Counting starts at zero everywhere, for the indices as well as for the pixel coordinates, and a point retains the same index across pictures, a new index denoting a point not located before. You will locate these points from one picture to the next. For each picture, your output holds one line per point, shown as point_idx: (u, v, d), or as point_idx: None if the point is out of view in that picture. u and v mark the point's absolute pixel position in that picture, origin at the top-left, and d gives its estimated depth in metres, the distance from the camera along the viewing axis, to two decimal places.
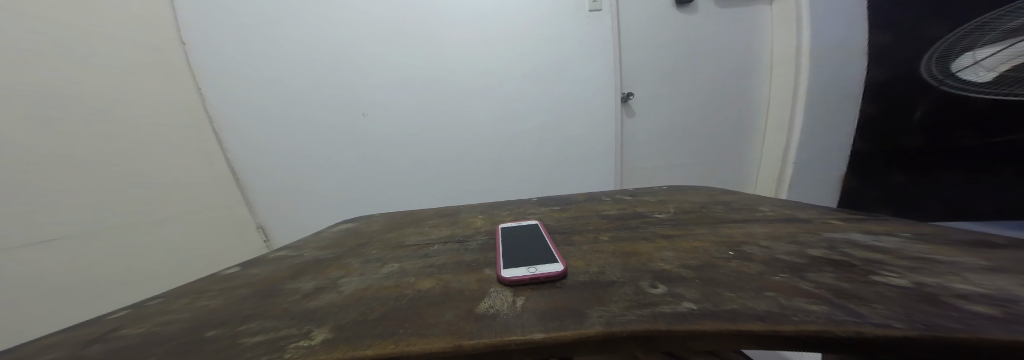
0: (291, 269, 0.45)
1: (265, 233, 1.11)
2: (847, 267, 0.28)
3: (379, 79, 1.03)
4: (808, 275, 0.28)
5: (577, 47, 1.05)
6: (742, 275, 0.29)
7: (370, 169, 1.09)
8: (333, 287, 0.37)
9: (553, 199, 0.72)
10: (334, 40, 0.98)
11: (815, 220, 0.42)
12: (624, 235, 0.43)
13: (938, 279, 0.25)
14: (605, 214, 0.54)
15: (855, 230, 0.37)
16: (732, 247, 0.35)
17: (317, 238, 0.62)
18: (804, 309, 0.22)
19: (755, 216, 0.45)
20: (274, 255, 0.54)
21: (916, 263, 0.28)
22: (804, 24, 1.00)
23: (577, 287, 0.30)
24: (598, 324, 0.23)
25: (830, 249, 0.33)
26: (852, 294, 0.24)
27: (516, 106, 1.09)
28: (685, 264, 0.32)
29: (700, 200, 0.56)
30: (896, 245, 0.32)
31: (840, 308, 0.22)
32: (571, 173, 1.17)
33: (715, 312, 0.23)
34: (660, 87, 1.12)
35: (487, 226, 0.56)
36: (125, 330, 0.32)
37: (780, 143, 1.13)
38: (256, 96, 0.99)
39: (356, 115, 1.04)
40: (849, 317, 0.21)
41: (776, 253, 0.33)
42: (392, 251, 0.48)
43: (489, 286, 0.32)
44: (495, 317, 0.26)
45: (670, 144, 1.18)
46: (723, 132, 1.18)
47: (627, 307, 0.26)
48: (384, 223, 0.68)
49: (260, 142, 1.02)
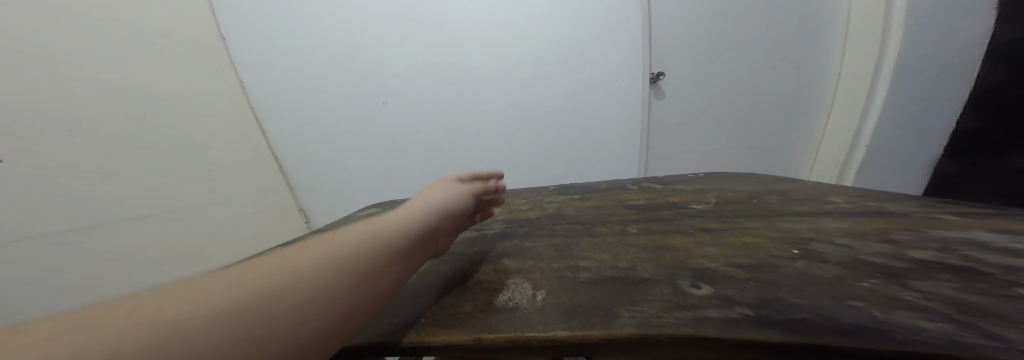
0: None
1: (306, 215, 1.19)
2: (971, 275, 0.21)
3: (397, 66, 1.02)
4: (913, 283, 0.21)
5: (604, 25, 0.98)
6: (816, 278, 0.22)
7: (392, 157, 1.12)
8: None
9: (577, 187, 0.68)
10: (347, 25, 0.97)
11: (912, 216, 0.35)
12: (656, 227, 0.37)
13: None
14: (631, 204, 0.51)
15: (976, 229, 0.30)
16: (798, 245, 0.28)
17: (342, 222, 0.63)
18: (908, 325, 0.16)
19: (821, 208, 0.38)
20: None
21: None
22: None
23: (606, 282, 0.26)
24: (630, 325, 0.19)
25: (942, 251, 0.25)
26: (986, 311, 0.17)
27: (534, 92, 1.05)
28: (735, 263, 0.26)
29: (747, 190, 0.50)
30: None
31: (968, 328, 0.15)
32: (592, 163, 1.13)
33: (780, 321, 0.17)
34: (696, 67, 1.02)
35: (505, 213, 0.53)
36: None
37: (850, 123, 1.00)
38: (283, 87, 1.03)
39: (378, 104, 1.05)
40: (983, 341, 0.14)
41: (860, 254, 0.26)
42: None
43: (508, 277, 0.30)
44: (514, 309, 0.24)
45: (706, 129, 1.09)
46: (770, 116, 1.06)
47: (664, 309, 0.20)
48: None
49: (290, 131, 1.07)
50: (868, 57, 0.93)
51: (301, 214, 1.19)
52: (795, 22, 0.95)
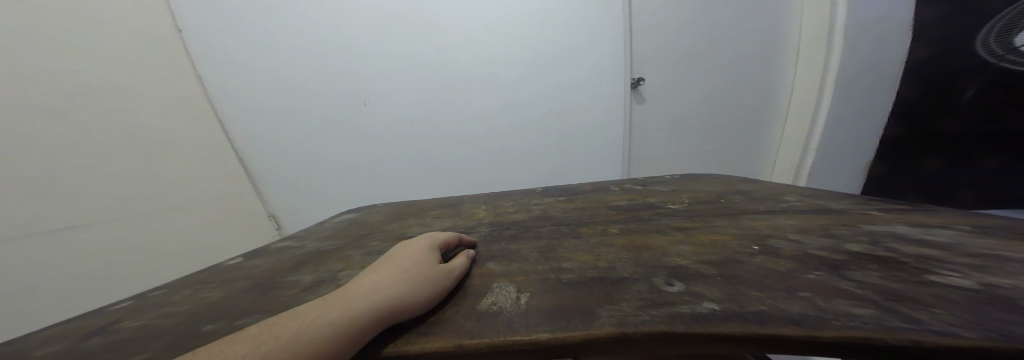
0: (291, 260, 0.44)
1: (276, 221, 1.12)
2: (893, 265, 0.24)
3: (382, 69, 1.00)
4: (849, 273, 0.23)
5: (589, 31, 1.02)
6: (771, 272, 0.24)
7: (377, 162, 1.09)
8: (334, 280, 0.34)
9: (559, 190, 0.69)
10: (327, 27, 0.95)
11: (854, 213, 0.38)
12: (636, 227, 0.39)
13: (1008, 279, 0.21)
14: (615, 204, 0.52)
15: (900, 223, 0.33)
16: (757, 241, 0.30)
17: (319, 229, 0.61)
18: (844, 312, 0.18)
19: (779, 206, 0.41)
20: (275, 246, 0.54)
21: (979, 260, 0.24)
22: (838, 6, 0.93)
23: (587, 284, 0.27)
24: (608, 325, 0.20)
25: (871, 244, 0.28)
26: (906, 296, 0.19)
27: (523, 94, 1.07)
28: (706, 260, 0.27)
29: (717, 190, 0.53)
30: (955, 240, 0.28)
31: (892, 312, 0.17)
32: (580, 164, 1.16)
33: (740, 313, 0.19)
34: (673, 71, 1.07)
35: (492, 216, 0.53)
36: (124, 323, 0.32)
37: (800, 127, 1.08)
38: (262, 91, 0.98)
39: (358, 105, 1.03)
40: (904, 323, 0.16)
41: (807, 248, 0.28)
42: (397, 242, 0.45)
43: (493, 280, 0.30)
44: (497, 314, 0.24)
45: (681, 132, 1.14)
46: (737, 117, 1.13)
47: (641, 307, 0.21)
48: (385, 212, 0.67)
49: (261, 136, 1.02)
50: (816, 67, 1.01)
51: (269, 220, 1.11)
52: (755, 33, 1.03)
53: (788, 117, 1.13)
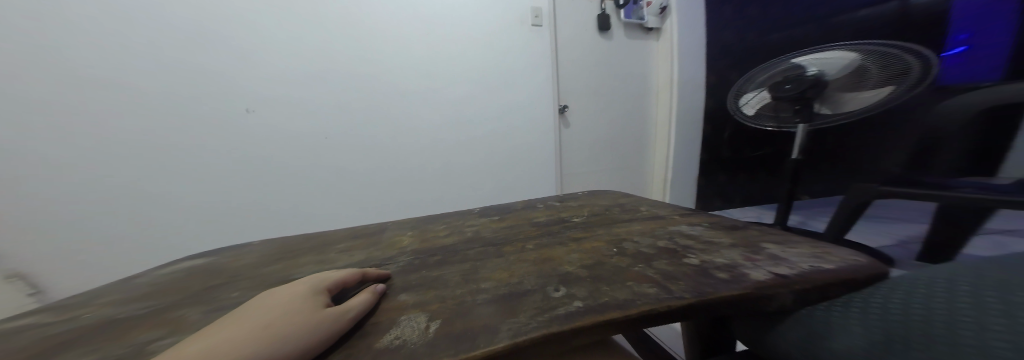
0: (55, 340, 0.34)
1: (27, 283, 0.83)
2: (676, 254, 0.33)
3: (309, 88, 0.94)
4: (654, 263, 0.31)
5: (525, 60, 1.13)
6: (619, 269, 0.30)
7: (303, 190, 0.98)
8: (129, 354, 0.29)
9: (490, 210, 0.71)
10: (238, 41, 0.85)
11: (667, 217, 0.47)
12: (546, 241, 0.43)
13: (705, 255, 0.33)
14: (535, 221, 0.57)
15: (706, 220, 0.44)
16: (617, 245, 0.37)
17: (155, 281, 0.49)
18: (644, 293, 0.25)
19: (643, 214, 0.50)
20: (62, 317, 0.41)
21: (723, 248, 0.35)
22: (673, 63, 1.22)
23: (497, 302, 0.29)
24: (505, 338, 0.22)
25: (670, 240, 0.37)
26: (672, 275, 0.28)
27: (463, 115, 1.10)
28: (584, 264, 0.32)
29: (606, 204, 0.61)
30: (731, 230, 0.40)
31: (663, 288, 0.26)
32: (520, 182, 1.21)
33: (597, 307, 0.24)
34: (589, 99, 1.25)
35: (415, 243, 0.52)
36: None
37: (664, 149, 1.33)
38: (146, 110, 0.81)
39: (237, 112, 0.88)
40: (666, 294, 0.25)
41: (642, 247, 0.35)
42: (267, 287, 0.40)
43: (403, 312, 0.30)
44: (400, 347, 0.24)
45: (598, 152, 1.31)
46: (625, 140, 1.34)
47: (533, 315, 0.24)
48: (273, 251, 0.58)
49: (97, 168, 0.81)
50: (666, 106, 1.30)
51: (10, 282, 0.81)
52: (626, 76, 1.29)
53: (654, 143, 1.39)
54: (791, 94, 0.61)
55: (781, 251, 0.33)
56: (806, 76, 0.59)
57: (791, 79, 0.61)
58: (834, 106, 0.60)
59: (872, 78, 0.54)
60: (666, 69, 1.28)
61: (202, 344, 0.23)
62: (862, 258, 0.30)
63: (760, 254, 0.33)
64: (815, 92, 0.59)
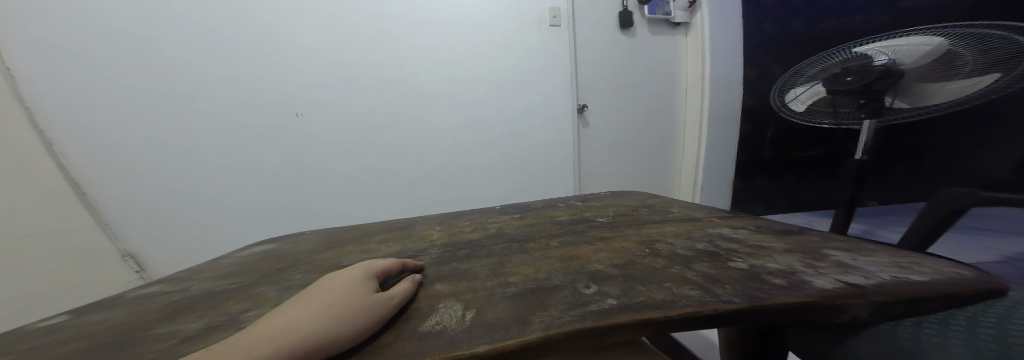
0: (165, 309, 0.39)
1: (136, 262, 0.92)
2: (715, 256, 0.32)
3: (336, 88, 0.98)
4: (693, 265, 0.30)
5: (543, 60, 1.13)
6: (653, 269, 0.30)
7: (328, 186, 1.03)
8: (224, 323, 0.32)
9: (512, 207, 0.72)
10: (274, 46, 0.91)
11: (703, 219, 0.47)
12: (571, 240, 0.43)
13: (760, 261, 0.30)
14: (558, 219, 0.58)
15: (740, 224, 0.43)
16: (648, 246, 0.37)
17: (216, 266, 0.54)
18: (684, 294, 0.25)
19: (671, 215, 0.50)
20: (148, 292, 0.46)
21: (756, 249, 0.33)
22: (707, 58, 1.18)
23: (526, 295, 0.30)
24: (539, 329, 0.23)
25: (708, 242, 0.36)
26: (717, 278, 0.27)
27: (481, 115, 1.12)
28: (614, 263, 0.33)
29: (633, 204, 0.61)
30: (770, 234, 0.38)
31: (706, 290, 0.25)
32: (537, 181, 1.22)
33: (631, 305, 0.24)
34: (609, 98, 1.23)
35: (443, 238, 0.55)
36: None
37: (695, 149, 1.30)
38: (198, 109, 0.89)
39: (288, 116, 0.96)
40: (711, 298, 0.24)
41: (677, 249, 0.35)
42: (322, 273, 0.44)
43: (439, 301, 0.32)
44: (441, 333, 0.26)
45: (618, 153, 1.29)
46: (650, 139, 1.31)
47: (564, 309, 0.25)
48: (316, 240, 0.62)
49: (152, 165, 0.88)
50: (697, 105, 1.27)
51: (125, 261, 0.91)
52: (649, 74, 1.26)
53: (684, 144, 1.35)
54: (854, 86, 0.58)
55: (851, 259, 0.29)
56: (874, 66, 0.55)
57: (854, 70, 0.58)
58: (909, 100, 0.57)
59: (967, 64, 0.48)
60: (698, 66, 1.24)
61: (260, 326, 0.25)
62: (964, 271, 0.26)
63: (823, 261, 0.29)
64: (885, 84, 0.55)
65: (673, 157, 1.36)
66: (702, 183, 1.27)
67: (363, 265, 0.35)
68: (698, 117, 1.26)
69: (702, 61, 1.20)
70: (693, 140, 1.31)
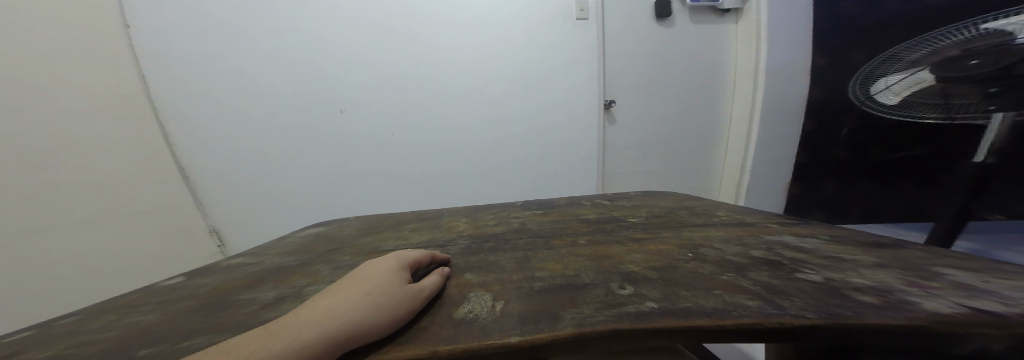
0: (233, 280, 0.43)
1: (219, 238, 1.03)
2: (776, 266, 0.30)
3: (365, 80, 1.01)
4: (748, 273, 0.28)
5: (566, 53, 1.10)
6: (697, 275, 0.28)
7: (353, 174, 1.06)
8: (298, 295, 0.35)
9: (539, 202, 0.71)
10: (309, 38, 0.95)
11: (758, 225, 0.43)
12: (600, 238, 0.42)
13: (842, 275, 0.27)
14: (584, 218, 0.56)
15: (796, 232, 0.40)
16: (691, 249, 0.35)
17: (279, 244, 0.58)
18: (741, 304, 0.23)
19: (714, 220, 0.47)
20: (230, 263, 0.51)
21: (829, 261, 0.31)
22: (763, 47, 1.10)
23: (554, 290, 0.29)
24: (570, 326, 0.23)
25: (768, 250, 0.34)
26: (780, 290, 0.25)
27: (503, 110, 1.11)
28: (651, 265, 0.31)
29: (668, 205, 0.58)
30: (821, 246, 0.35)
31: (768, 302, 0.23)
32: (556, 178, 1.20)
33: (675, 310, 0.23)
34: (639, 96, 1.18)
35: (469, 229, 0.55)
36: (32, 354, 0.29)
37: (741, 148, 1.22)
38: (241, 99, 0.95)
39: (334, 113, 1.01)
40: (775, 310, 0.22)
41: (725, 254, 0.33)
42: (367, 256, 0.46)
43: (469, 290, 0.32)
44: (473, 321, 0.26)
45: (649, 152, 1.24)
46: (686, 140, 1.25)
47: (597, 308, 0.24)
48: (359, 227, 0.65)
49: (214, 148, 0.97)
50: (745, 101, 1.18)
51: (211, 237, 1.02)
52: (688, 68, 1.19)
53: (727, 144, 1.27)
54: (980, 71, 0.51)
55: (980, 281, 0.25)
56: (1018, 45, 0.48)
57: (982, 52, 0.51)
58: None
59: None
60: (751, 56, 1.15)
61: (303, 309, 0.26)
62: None
63: (935, 282, 0.25)
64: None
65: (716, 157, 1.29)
66: (749, 185, 1.21)
67: (396, 256, 0.35)
68: (747, 114, 1.18)
69: (757, 50, 1.12)
70: (738, 139, 1.23)
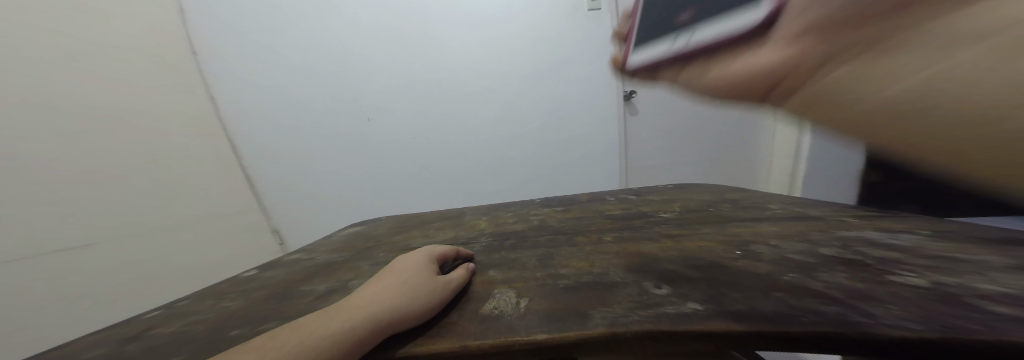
0: (294, 273, 0.45)
1: (279, 237, 1.16)
2: (860, 266, 0.26)
3: (379, 82, 1.02)
4: (820, 274, 0.25)
5: (576, 45, 1.04)
6: (755, 275, 0.26)
7: (376, 173, 1.10)
8: (343, 289, 0.36)
9: (565, 197, 0.69)
10: (320, 44, 0.97)
11: (827, 218, 0.39)
12: (629, 235, 0.40)
13: (957, 279, 0.23)
14: (609, 214, 0.53)
15: (875, 227, 0.35)
16: (740, 247, 0.32)
17: (326, 242, 0.61)
18: (814, 309, 0.20)
19: (765, 214, 0.43)
20: (288, 258, 0.54)
21: (935, 262, 0.26)
22: None
23: (580, 289, 0.28)
24: (600, 325, 0.21)
25: (844, 248, 0.30)
26: (866, 294, 0.22)
27: (515, 108, 1.08)
28: (691, 265, 0.29)
29: (708, 199, 0.54)
30: (914, 244, 0.30)
31: (854, 309, 0.20)
32: (576, 173, 1.17)
33: (722, 313, 0.20)
34: (662, 87, 1.11)
35: (491, 227, 0.54)
36: (158, 329, 0.34)
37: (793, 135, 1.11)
38: (272, 106, 1.01)
39: (361, 120, 1.04)
40: (863, 318, 0.19)
41: (785, 253, 0.30)
42: (400, 253, 0.46)
43: (493, 287, 0.31)
44: (499, 317, 0.25)
45: (679, 144, 1.17)
46: (717, 135, 1.17)
47: (630, 308, 0.23)
48: (391, 225, 0.67)
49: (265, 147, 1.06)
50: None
51: (274, 236, 1.16)
52: None
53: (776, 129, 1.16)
54: None
55: None
56: None
57: None
58: None
59: None
60: None
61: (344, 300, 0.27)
62: None
63: None
64: None
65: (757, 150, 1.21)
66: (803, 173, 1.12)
67: (425, 251, 0.35)
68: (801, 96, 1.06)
69: None
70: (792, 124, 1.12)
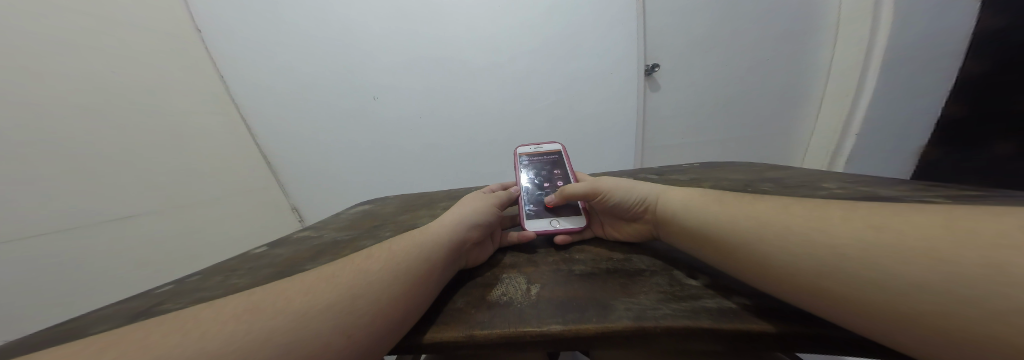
0: (298, 252, 0.45)
1: (299, 214, 1.17)
2: None
3: (386, 58, 0.98)
4: None
5: (593, 13, 0.95)
6: None
7: (387, 153, 1.10)
8: None
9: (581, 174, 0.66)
10: (322, 16, 0.92)
11: (906, 198, 0.37)
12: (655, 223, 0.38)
13: None
14: None
15: None
16: None
17: (334, 220, 0.60)
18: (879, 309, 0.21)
19: (819, 194, 0.40)
20: (297, 236, 0.53)
21: None
22: None
23: (597, 278, 0.28)
24: (626, 318, 0.22)
25: None
26: None
27: (526, 84, 1.03)
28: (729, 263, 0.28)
29: (743, 178, 0.51)
30: None
31: None
32: (590, 153, 1.12)
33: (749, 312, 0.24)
34: (687, 59, 1.02)
35: None
36: (165, 305, 0.34)
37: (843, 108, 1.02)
38: (279, 84, 0.99)
39: (367, 100, 1.02)
40: None
41: None
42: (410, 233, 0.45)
43: (503, 272, 0.32)
44: (508, 305, 0.26)
45: (701, 123, 1.11)
46: (745, 111, 1.10)
47: (660, 301, 0.25)
48: (398, 204, 0.66)
49: (274, 127, 1.04)
50: (857, 47, 0.94)
51: (293, 212, 1.16)
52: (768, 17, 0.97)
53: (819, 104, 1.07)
54: None
55: None
56: None
57: None
58: None
59: None
60: None
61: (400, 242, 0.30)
62: None
63: None
64: None
65: (795, 128, 1.13)
66: (851, 151, 1.06)
67: (471, 206, 0.38)
68: (855, 67, 0.96)
69: None
70: (839, 97, 1.03)
